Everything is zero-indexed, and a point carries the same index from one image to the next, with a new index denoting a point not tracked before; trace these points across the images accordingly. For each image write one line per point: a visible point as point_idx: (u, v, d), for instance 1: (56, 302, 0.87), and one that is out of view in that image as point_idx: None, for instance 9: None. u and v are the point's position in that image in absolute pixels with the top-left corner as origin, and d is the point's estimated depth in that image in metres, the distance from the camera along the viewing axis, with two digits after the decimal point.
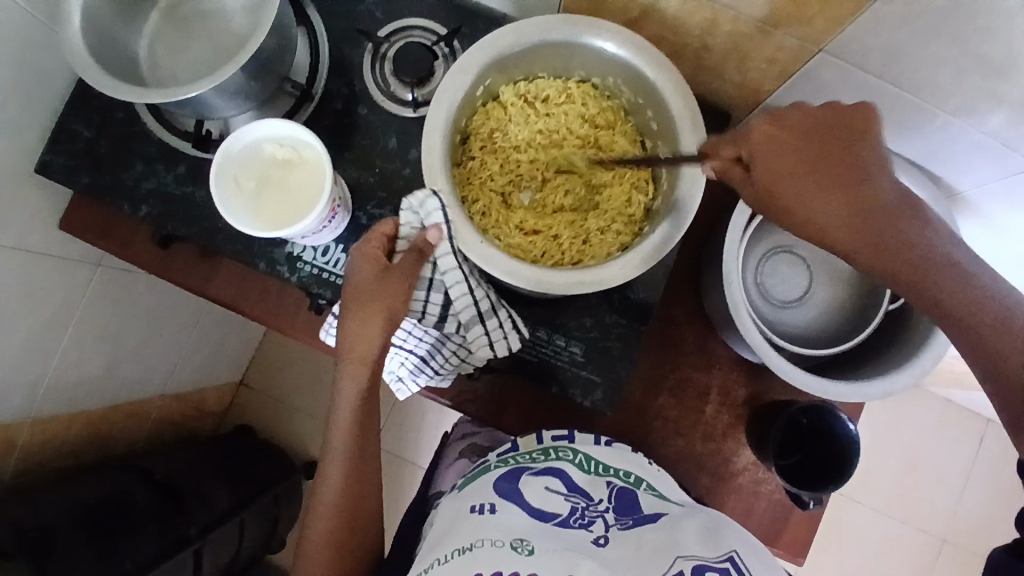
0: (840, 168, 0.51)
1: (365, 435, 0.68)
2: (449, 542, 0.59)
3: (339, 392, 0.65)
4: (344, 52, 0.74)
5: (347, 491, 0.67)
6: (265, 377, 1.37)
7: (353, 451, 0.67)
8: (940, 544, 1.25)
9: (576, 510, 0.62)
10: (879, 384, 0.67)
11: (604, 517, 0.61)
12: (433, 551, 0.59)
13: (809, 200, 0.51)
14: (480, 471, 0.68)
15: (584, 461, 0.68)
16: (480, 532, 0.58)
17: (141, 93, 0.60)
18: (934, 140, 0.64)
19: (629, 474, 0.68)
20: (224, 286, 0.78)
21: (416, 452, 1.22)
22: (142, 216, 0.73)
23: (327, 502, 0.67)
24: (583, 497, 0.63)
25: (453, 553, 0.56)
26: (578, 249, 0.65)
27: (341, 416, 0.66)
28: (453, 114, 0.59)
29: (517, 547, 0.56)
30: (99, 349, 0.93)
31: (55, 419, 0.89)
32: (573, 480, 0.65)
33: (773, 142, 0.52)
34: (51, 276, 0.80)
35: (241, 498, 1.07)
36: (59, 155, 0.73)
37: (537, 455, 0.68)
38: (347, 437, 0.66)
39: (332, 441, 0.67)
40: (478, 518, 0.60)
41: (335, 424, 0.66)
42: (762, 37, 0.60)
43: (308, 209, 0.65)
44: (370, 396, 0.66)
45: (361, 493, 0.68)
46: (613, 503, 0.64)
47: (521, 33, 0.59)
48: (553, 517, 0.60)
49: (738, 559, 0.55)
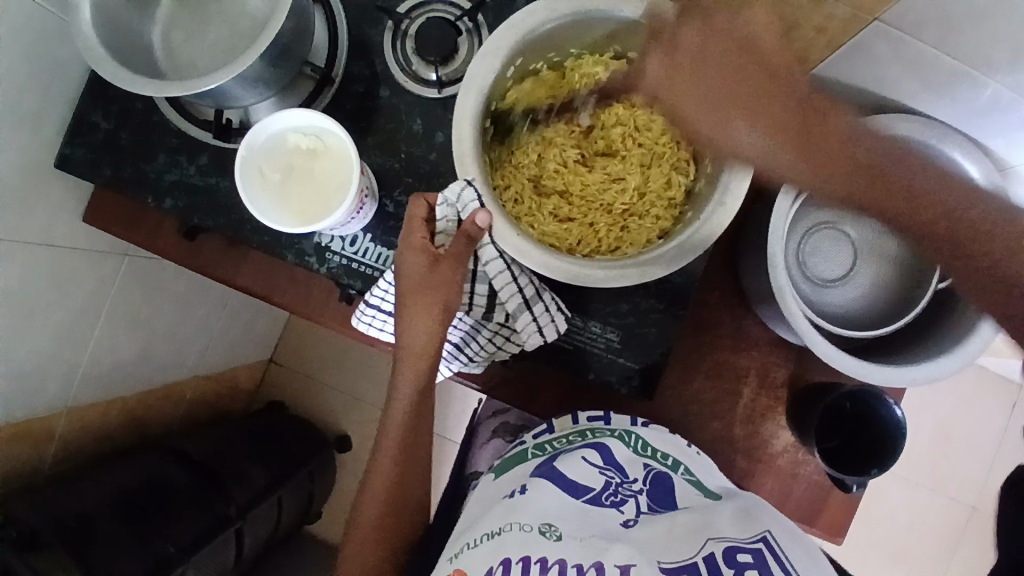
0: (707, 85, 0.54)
1: (420, 427, 0.66)
2: (480, 526, 0.58)
3: (396, 384, 0.64)
4: (363, 31, 0.71)
5: (398, 479, 0.66)
6: (293, 355, 1.38)
7: (403, 440, 0.66)
8: (972, 513, 1.24)
9: (609, 486, 0.62)
10: (924, 369, 0.64)
11: (636, 499, 0.61)
12: (465, 535, 0.58)
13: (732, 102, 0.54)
14: (518, 457, 0.68)
15: (626, 436, 0.67)
16: (509, 516, 0.57)
17: (160, 86, 0.58)
18: (986, 110, 0.60)
19: (669, 457, 0.67)
20: (253, 277, 0.77)
21: (444, 428, 1.23)
22: (167, 208, 0.72)
23: (377, 488, 0.66)
24: (617, 474, 0.63)
25: (482, 538, 0.55)
26: (615, 236, 0.63)
27: (395, 406, 0.65)
28: (483, 99, 0.56)
29: (545, 531, 0.54)
30: (131, 337, 0.93)
31: (91, 406, 0.91)
32: (612, 456, 0.64)
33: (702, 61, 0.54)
34: (79, 269, 0.80)
35: (278, 476, 1.09)
36: (79, 148, 0.72)
37: (574, 437, 0.68)
38: (400, 429, 0.65)
39: (383, 428, 0.66)
40: (510, 500, 0.59)
41: (389, 415, 0.65)
42: (812, 6, 0.55)
43: (336, 200, 0.63)
44: (428, 388, 0.64)
45: (409, 481, 0.67)
46: (648, 486, 0.63)
47: (554, 10, 0.56)
48: (584, 493, 0.60)
49: (773, 540, 0.54)
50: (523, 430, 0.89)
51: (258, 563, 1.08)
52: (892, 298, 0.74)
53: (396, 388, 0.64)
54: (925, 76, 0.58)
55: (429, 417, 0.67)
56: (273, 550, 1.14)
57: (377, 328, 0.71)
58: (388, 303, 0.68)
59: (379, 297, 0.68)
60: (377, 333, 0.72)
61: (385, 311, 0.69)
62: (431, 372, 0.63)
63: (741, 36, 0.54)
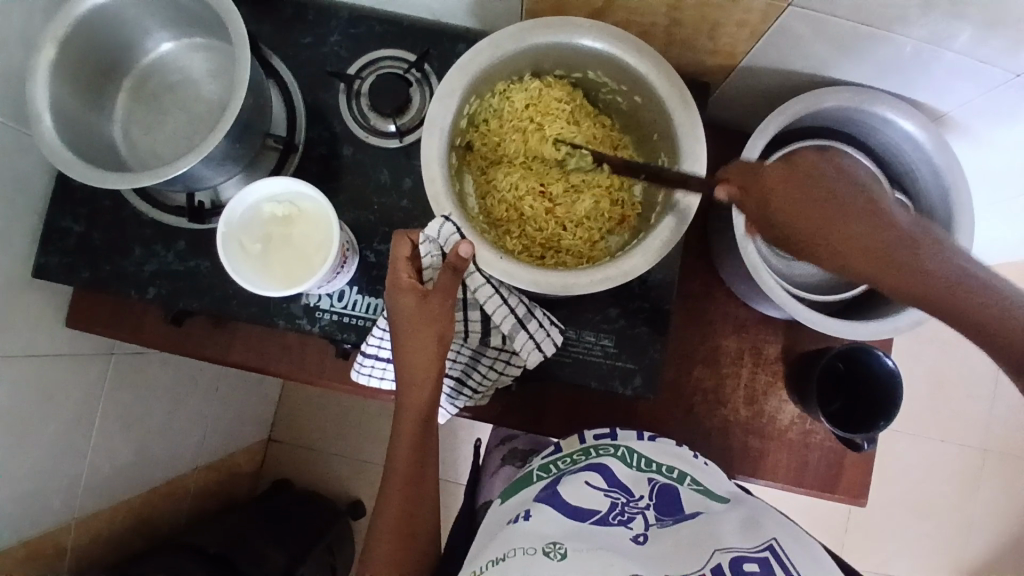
0: (839, 202, 0.49)
1: (425, 459, 0.66)
2: (485, 552, 0.56)
3: (399, 420, 0.65)
4: (317, 97, 0.74)
5: (407, 512, 0.65)
6: (292, 428, 1.36)
7: (412, 472, 0.66)
8: (983, 454, 1.27)
9: (616, 506, 0.60)
10: (908, 315, 0.66)
11: (644, 514, 0.59)
12: (474, 560, 0.57)
13: (837, 257, 0.48)
14: (522, 483, 0.66)
15: (627, 455, 0.66)
16: (513, 541, 0.55)
17: (132, 177, 0.60)
18: (910, 69, 0.64)
19: (673, 469, 0.66)
20: (244, 351, 0.77)
21: (454, 472, 1.22)
22: (150, 298, 0.73)
23: (386, 525, 0.65)
24: (623, 494, 0.61)
25: (487, 564, 0.54)
26: (584, 246, 0.67)
27: (399, 442, 0.65)
28: (446, 138, 0.59)
29: (549, 551, 0.53)
30: (126, 438, 0.91)
31: (96, 516, 0.88)
32: (616, 476, 0.63)
33: (768, 184, 0.52)
34: (69, 377, 0.79)
35: (298, 554, 1.06)
36: (54, 255, 0.73)
37: (578, 456, 0.66)
38: (407, 464, 0.65)
39: (393, 465, 0.66)
40: (514, 528, 0.57)
41: (395, 450, 0.65)
42: (728, 3, 0.59)
43: (317, 259, 0.65)
44: (432, 419, 0.65)
45: (417, 514, 0.66)
46: (654, 500, 0.61)
47: (496, 47, 0.60)
48: (589, 516, 0.58)
49: (779, 547, 0.53)
50: (532, 453, 0.89)
51: None
52: None
53: (400, 421, 0.65)
54: (844, 47, 0.63)
55: (435, 448, 0.67)
56: None
57: (377, 378, 0.72)
58: (385, 350, 0.69)
59: (376, 345, 0.69)
60: (380, 382, 0.72)
61: (383, 358, 0.70)
62: (434, 403, 0.64)
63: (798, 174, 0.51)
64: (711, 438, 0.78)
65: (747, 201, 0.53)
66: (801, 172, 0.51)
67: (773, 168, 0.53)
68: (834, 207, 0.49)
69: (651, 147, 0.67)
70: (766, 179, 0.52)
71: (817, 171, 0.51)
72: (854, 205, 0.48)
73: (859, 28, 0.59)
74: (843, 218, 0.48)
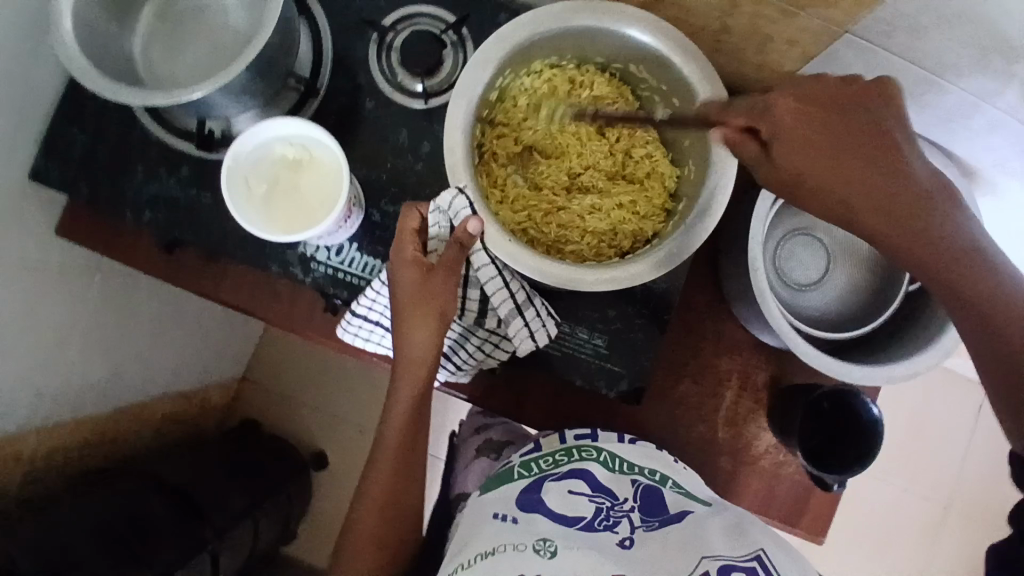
0: (882, 144, 0.50)
1: (416, 436, 0.66)
2: (471, 550, 0.55)
3: (392, 394, 0.64)
4: (347, 43, 0.72)
5: (393, 489, 0.65)
6: (268, 373, 1.35)
7: (400, 448, 0.65)
8: (945, 509, 1.28)
9: (601, 511, 0.59)
10: (903, 364, 0.65)
11: (630, 517, 0.59)
12: (458, 555, 0.56)
13: (852, 195, 0.50)
14: (503, 476, 0.65)
15: (609, 460, 0.65)
16: (502, 536, 0.55)
17: (144, 96, 0.58)
18: (950, 117, 0.62)
19: (655, 471, 0.65)
20: (233, 291, 0.75)
21: (434, 445, 1.19)
22: (145, 221, 0.71)
23: (373, 500, 0.65)
24: (607, 497, 0.60)
25: (475, 558, 0.53)
26: (597, 241, 0.65)
27: (391, 419, 0.64)
28: (472, 107, 0.58)
29: (539, 549, 0.53)
30: (102, 354, 0.90)
31: (62, 427, 0.86)
32: (599, 481, 0.62)
33: (800, 117, 0.51)
34: (52, 287, 0.78)
35: (256, 497, 1.05)
36: (53, 162, 0.70)
37: (560, 457, 0.65)
38: (396, 440, 0.64)
39: (381, 438, 0.65)
40: (500, 526, 0.57)
41: (384, 426, 0.65)
42: (784, 18, 0.58)
43: (322, 210, 0.63)
44: (426, 398, 0.64)
45: (405, 493, 0.66)
46: (639, 502, 0.61)
47: (538, 23, 0.58)
48: (577, 521, 0.57)
49: (768, 558, 0.51)
50: (508, 445, 0.84)
51: None
52: (864, 299, 0.76)
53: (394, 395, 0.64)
54: (890, 85, 0.61)
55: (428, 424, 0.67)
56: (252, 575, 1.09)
57: (363, 338, 0.71)
58: (375, 313, 0.68)
59: (366, 307, 0.67)
60: (365, 342, 0.71)
61: (372, 320, 0.68)
62: (430, 381, 0.63)
63: (830, 99, 0.51)
64: (684, 454, 0.78)
65: (761, 151, 0.53)
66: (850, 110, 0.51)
67: (811, 101, 0.52)
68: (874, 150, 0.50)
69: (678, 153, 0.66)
70: (792, 117, 0.51)
71: (860, 113, 0.51)
72: (881, 147, 0.50)
73: (908, 68, 0.57)
74: (872, 162, 0.50)
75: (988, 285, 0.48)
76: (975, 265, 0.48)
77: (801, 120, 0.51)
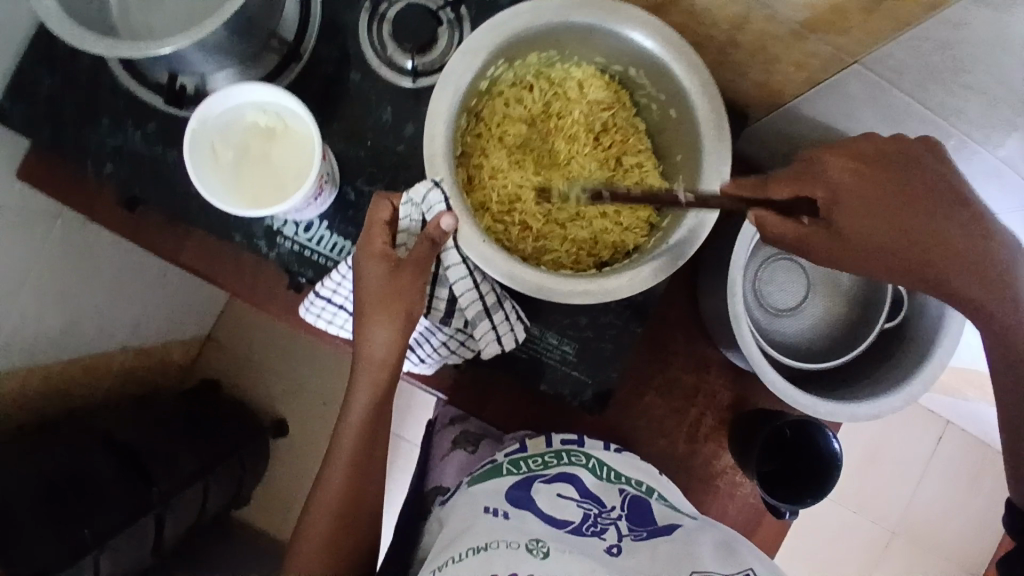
0: (932, 201, 0.51)
1: (375, 434, 0.63)
2: (461, 542, 0.53)
3: (352, 394, 0.62)
4: (337, 8, 0.68)
5: (348, 489, 0.63)
6: (234, 335, 1.31)
7: (358, 446, 0.63)
8: (890, 534, 1.30)
9: (589, 517, 0.59)
10: (870, 405, 0.64)
11: (617, 526, 0.59)
12: (445, 550, 0.54)
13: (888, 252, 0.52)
14: (491, 472, 0.63)
15: (598, 467, 0.65)
16: (494, 532, 0.53)
17: (110, 45, 0.53)
18: (948, 159, 0.60)
19: (642, 483, 0.64)
20: (195, 257, 0.72)
21: (402, 426, 1.17)
22: (106, 175, 0.67)
23: (326, 503, 0.62)
24: (595, 505, 0.61)
25: (468, 551, 0.51)
26: (577, 251, 0.63)
27: (350, 416, 0.62)
28: (459, 96, 0.55)
29: (532, 548, 0.51)
30: (56, 305, 0.86)
31: (9, 376, 0.83)
32: (587, 488, 0.62)
33: (851, 174, 0.51)
34: (5, 232, 0.74)
35: (210, 461, 1.02)
36: (12, 102, 0.66)
37: (550, 458, 0.64)
38: (353, 440, 0.62)
39: (338, 434, 0.63)
40: (492, 520, 0.55)
41: (342, 425, 0.63)
42: (793, 40, 0.56)
43: (292, 186, 0.60)
44: (388, 396, 0.62)
45: (360, 498, 0.64)
46: (626, 512, 0.61)
47: (537, 15, 0.54)
48: (565, 524, 0.57)
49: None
50: (485, 438, 0.79)
51: (181, 551, 1.01)
52: (838, 332, 0.75)
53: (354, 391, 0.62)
54: (890, 121, 0.59)
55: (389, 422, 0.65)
56: (200, 537, 1.08)
57: (326, 321, 0.68)
58: (338, 296, 0.65)
59: (330, 290, 0.65)
60: (326, 325, 0.69)
61: (336, 304, 0.66)
62: (393, 379, 0.61)
63: (876, 153, 0.52)
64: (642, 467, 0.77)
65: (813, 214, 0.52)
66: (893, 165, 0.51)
67: (859, 158, 0.52)
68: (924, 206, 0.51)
69: (669, 167, 0.63)
70: (842, 174, 0.52)
71: (905, 169, 0.51)
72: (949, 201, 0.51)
73: (912, 107, 0.55)
74: (930, 215, 0.51)
75: (1010, 323, 0.52)
76: (1011, 301, 0.52)
77: (850, 182, 0.51)
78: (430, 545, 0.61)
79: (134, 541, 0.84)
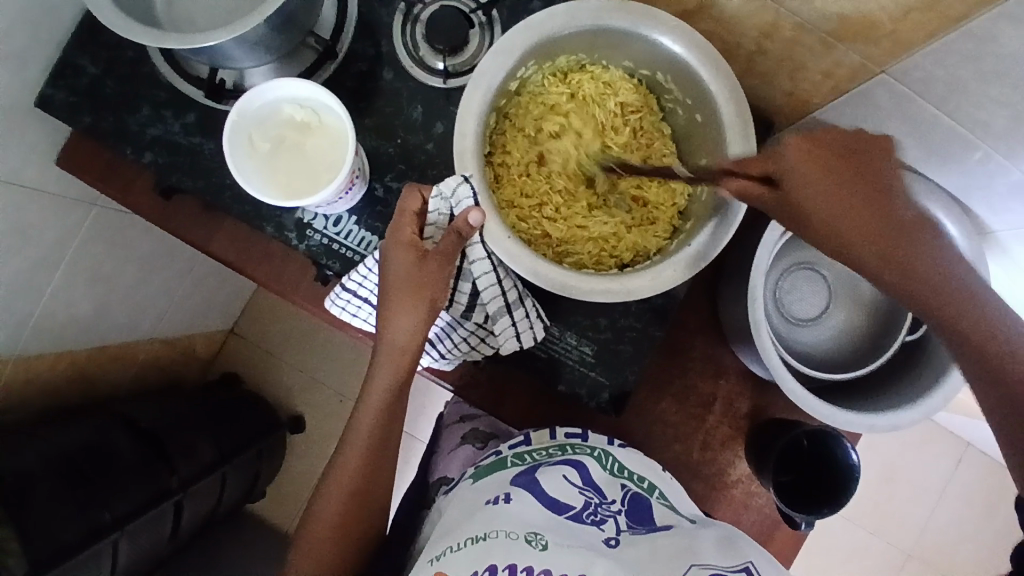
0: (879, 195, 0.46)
1: (389, 425, 0.64)
2: (462, 531, 0.54)
3: (370, 382, 0.63)
4: (373, 10, 0.70)
5: (360, 476, 0.63)
6: (255, 328, 1.34)
7: (375, 436, 0.64)
8: (906, 558, 1.28)
9: (590, 505, 0.58)
10: (888, 417, 0.64)
11: (616, 519, 0.57)
12: (445, 540, 0.54)
13: (844, 226, 0.46)
14: (495, 465, 0.64)
15: (603, 457, 0.65)
16: (494, 522, 0.53)
17: (156, 36, 0.56)
18: (974, 174, 0.59)
19: (644, 479, 0.64)
20: (225, 246, 0.74)
21: (416, 427, 1.18)
22: (145, 163, 0.69)
23: (339, 490, 0.63)
24: (597, 494, 0.60)
25: (465, 541, 0.52)
26: (599, 251, 0.63)
27: (367, 405, 0.63)
28: (490, 96, 0.56)
29: (531, 540, 0.51)
30: (88, 290, 0.88)
31: (38, 357, 0.85)
32: (590, 476, 0.61)
33: (807, 162, 0.47)
34: (46, 215, 0.76)
35: (227, 451, 1.03)
36: (60, 90, 0.69)
37: (553, 450, 0.65)
38: (369, 429, 0.63)
39: (354, 423, 0.64)
40: (493, 508, 0.56)
41: (356, 415, 0.64)
42: (823, 49, 0.56)
43: (324, 179, 0.62)
44: (406, 385, 0.63)
45: (372, 487, 0.65)
46: (626, 507, 0.59)
47: (570, 16, 0.56)
48: (566, 510, 0.57)
49: (756, 571, 0.51)
50: (495, 437, 0.79)
51: (196, 540, 1.02)
52: (860, 342, 0.74)
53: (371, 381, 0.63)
54: (913, 134, 0.59)
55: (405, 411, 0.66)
56: (214, 526, 1.09)
57: (350, 314, 0.70)
58: (364, 290, 0.67)
59: (356, 282, 0.66)
60: (350, 318, 0.70)
61: (361, 297, 0.67)
62: (411, 368, 0.62)
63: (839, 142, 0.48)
64: None
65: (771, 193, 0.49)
66: (862, 164, 0.46)
67: (825, 143, 0.47)
68: (879, 197, 0.46)
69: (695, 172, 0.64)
70: (803, 160, 0.47)
71: (867, 165, 0.47)
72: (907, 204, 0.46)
73: (938, 119, 0.55)
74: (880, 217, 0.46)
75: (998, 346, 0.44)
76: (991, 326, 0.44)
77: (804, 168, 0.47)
78: (428, 533, 0.62)
79: (151, 526, 0.85)
